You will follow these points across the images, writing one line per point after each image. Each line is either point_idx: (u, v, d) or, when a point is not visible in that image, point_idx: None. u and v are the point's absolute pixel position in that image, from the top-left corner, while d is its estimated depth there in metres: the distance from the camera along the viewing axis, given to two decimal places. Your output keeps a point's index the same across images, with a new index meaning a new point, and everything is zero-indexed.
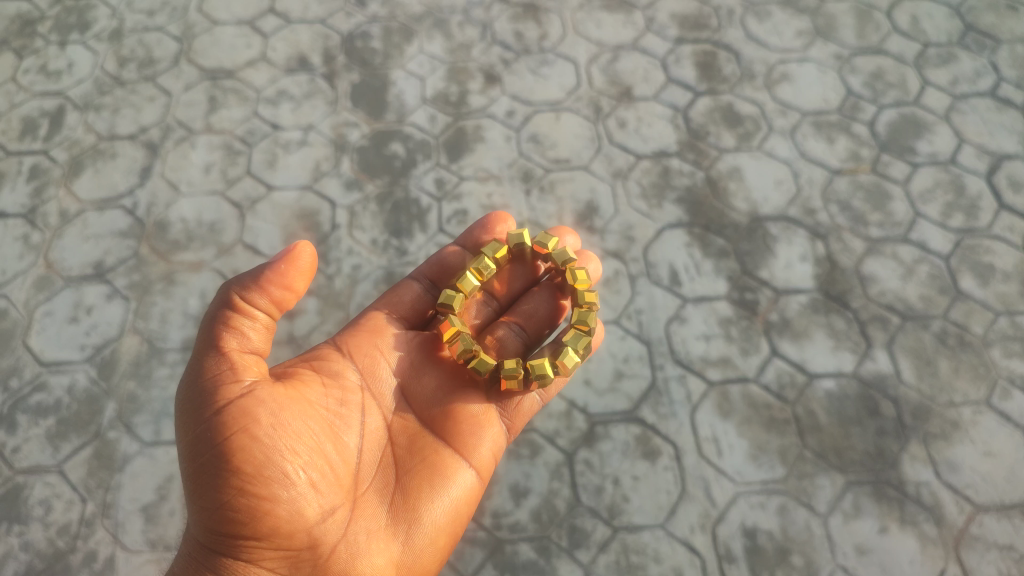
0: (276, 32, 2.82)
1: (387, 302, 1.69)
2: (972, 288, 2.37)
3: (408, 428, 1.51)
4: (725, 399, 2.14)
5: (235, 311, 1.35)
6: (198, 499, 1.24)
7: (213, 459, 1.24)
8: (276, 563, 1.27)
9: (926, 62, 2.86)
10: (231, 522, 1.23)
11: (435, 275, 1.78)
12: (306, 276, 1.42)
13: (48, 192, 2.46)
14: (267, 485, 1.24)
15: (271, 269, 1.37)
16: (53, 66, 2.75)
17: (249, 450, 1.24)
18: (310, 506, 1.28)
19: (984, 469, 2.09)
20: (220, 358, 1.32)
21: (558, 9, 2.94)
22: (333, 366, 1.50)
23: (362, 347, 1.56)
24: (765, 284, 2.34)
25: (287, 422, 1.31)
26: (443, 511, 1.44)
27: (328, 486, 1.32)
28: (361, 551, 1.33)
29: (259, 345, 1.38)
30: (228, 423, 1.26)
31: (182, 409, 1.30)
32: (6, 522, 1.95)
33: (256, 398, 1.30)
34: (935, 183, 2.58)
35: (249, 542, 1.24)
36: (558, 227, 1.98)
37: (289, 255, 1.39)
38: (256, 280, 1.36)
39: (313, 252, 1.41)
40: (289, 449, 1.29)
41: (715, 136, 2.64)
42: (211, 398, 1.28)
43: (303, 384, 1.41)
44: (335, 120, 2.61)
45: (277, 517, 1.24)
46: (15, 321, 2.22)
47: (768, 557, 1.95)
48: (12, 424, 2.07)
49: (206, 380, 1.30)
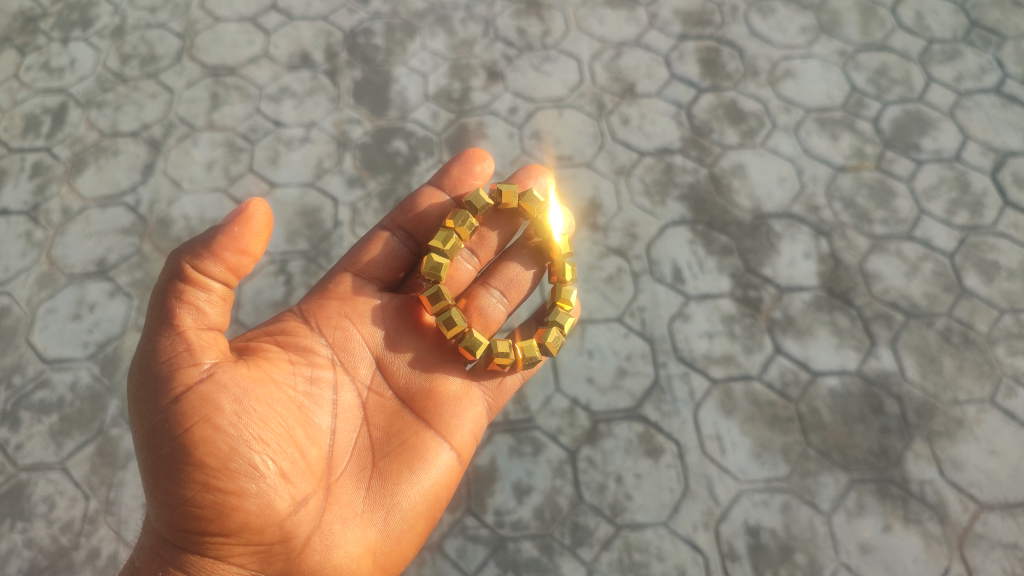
0: (279, 29, 2.82)
1: (359, 266, 1.65)
2: (976, 285, 2.36)
3: (383, 407, 1.51)
4: (728, 397, 2.14)
5: (188, 284, 1.30)
6: (160, 495, 1.21)
7: (174, 452, 1.20)
8: (246, 558, 1.27)
9: (930, 58, 2.84)
10: (197, 518, 1.21)
11: (413, 229, 1.75)
12: (262, 239, 1.36)
13: (50, 189, 2.46)
14: (233, 479, 1.22)
15: (224, 233, 1.31)
16: (55, 63, 2.75)
17: (213, 443, 1.22)
18: (280, 498, 1.27)
19: (988, 467, 2.08)
20: (175, 340, 1.27)
21: (560, 6, 2.93)
22: (301, 341, 1.47)
23: (330, 320, 1.53)
24: (768, 282, 2.34)
25: (252, 408, 1.28)
26: (420, 494, 1.45)
27: (299, 475, 1.31)
28: (335, 542, 1.33)
29: (216, 320, 1.34)
30: (188, 412, 1.22)
31: (137, 397, 1.26)
32: (10, 519, 1.96)
33: (217, 383, 1.26)
34: (940, 180, 2.57)
35: (216, 538, 1.23)
36: (529, 169, 1.95)
37: (241, 218, 1.32)
38: (209, 247, 1.30)
39: (268, 211, 1.35)
40: (256, 438, 1.27)
41: (719, 133, 2.63)
42: (167, 385, 1.24)
43: (270, 363, 1.38)
44: (337, 117, 2.61)
45: (246, 512, 1.23)
46: (18, 318, 2.23)
47: (771, 555, 1.95)
48: (15, 422, 2.07)
49: (161, 365, 1.26)
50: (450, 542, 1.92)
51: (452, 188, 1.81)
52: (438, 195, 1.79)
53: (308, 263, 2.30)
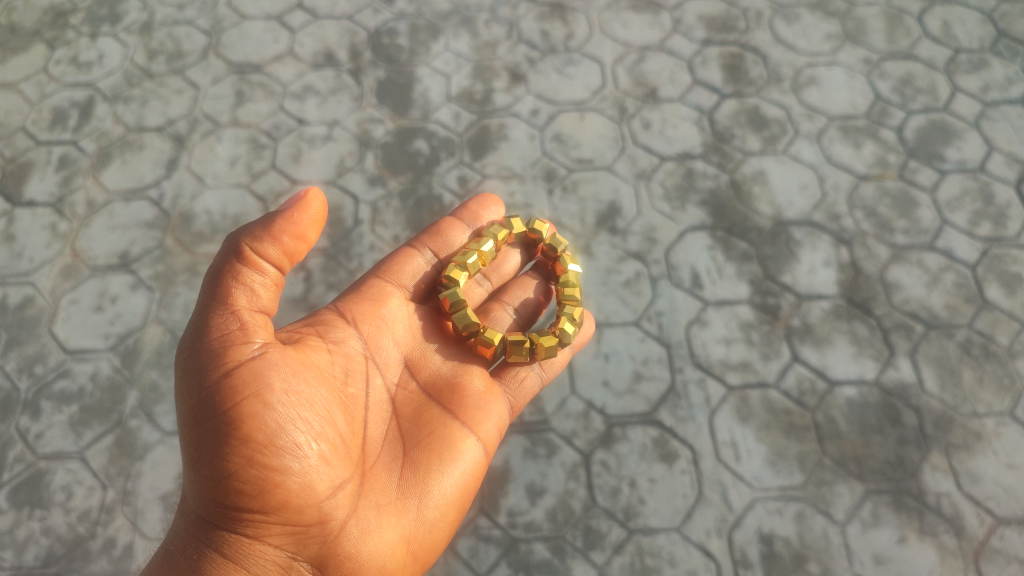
0: (304, 27, 2.84)
1: (391, 272, 1.68)
2: (998, 298, 2.34)
3: (413, 400, 1.54)
4: (744, 403, 2.13)
5: (246, 266, 1.33)
6: (203, 469, 1.22)
7: (221, 425, 1.22)
8: (282, 539, 1.27)
9: (956, 68, 2.82)
10: (238, 493, 1.22)
11: (439, 249, 1.78)
12: (316, 227, 1.43)
13: (76, 182, 2.49)
14: (278, 456, 1.24)
15: (283, 217, 1.37)
16: (84, 58, 2.78)
17: (260, 418, 1.24)
18: (321, 479, 1.28)
19: (1006, 481, 2.06)
20: (229, 319, 1.30)
21: (585, 9, 2.94)
22: (338, 333, 1.50)
23: (367, 316, 1.56)
24: (788, 289, 2.33)
25: (299, 389, 1.31)
26: (449, 486, 1.45)
27: (338, 459, 1.33)
28: (370, 528, 1.34)
29: (266, 302, 1.37)
30: (239, 386, 1.24)
31: (183, 372, 1.28)
32: (28, 507, 1.98)
33: (268, 362, 1.29)
34: (964, 191, 2.55)
35: (255, 516, 1.23)
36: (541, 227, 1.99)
37: (301, 204, 1.39)
38: (268, 229, 1.35)
39: (323, 200, 1.42)
40: (301, 419, 1.29)
41: (740, 139, 2.63)
42: (218, 360, 1.26)
43: (311, 349, 1.42)
44: (360, 116, 2.62)
45: (288, 490, 1.24)
46: (42, 308, 2.26)
47: (784, 563, 1.94)
48: (36, 410, 2.10)
49: (212, 342, 1.28)
50: (462, 542, 1.93)
51: (470, 218, 1.86)
52: (459, 225, 1.83)
53: (327, 260, 2.31)
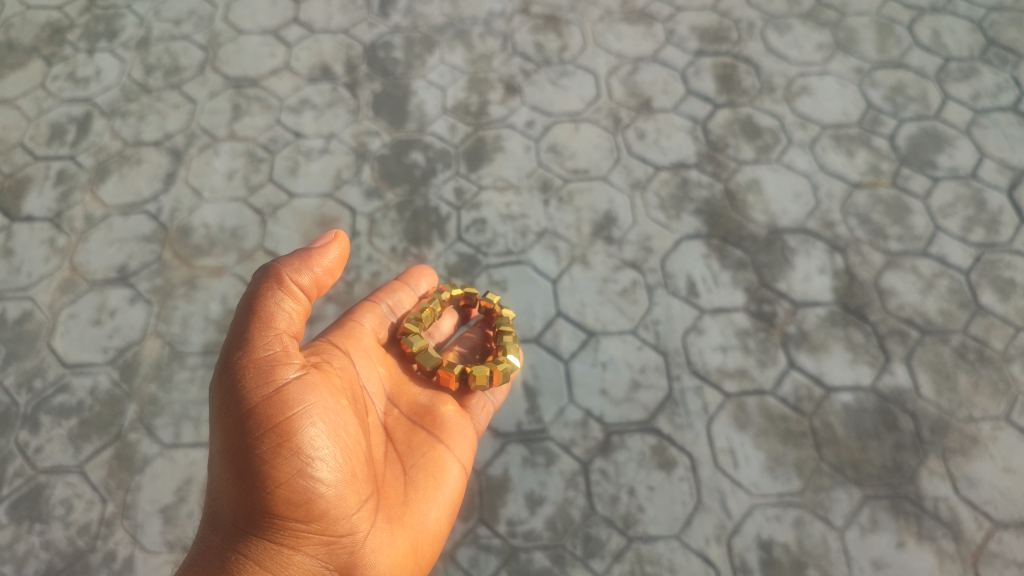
0: (300, 42, 2.86)
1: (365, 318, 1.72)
2: (992, 303, 2.36)
3: (410, 428, 1.59)
4: (741, 411, 2.14)
5: (287, 290, 1.36)
6: (251, 479, 1.21)
7: (272, 437, 1.22)
8: (315, 550, 1.28)
9: (947, 76, 2.85)
10: (286, 503, 1.23)
11: (394, 306, 1.80)
12: (340, 265, 1.48)
13: (74, 197, 2.51)
14: (325, 469, 1.25)
15: (319, 251, 1.44)
16: (81, 74, 2.80)
17: (310, 432, 1.25)
18: (359, 493, 1.31)
19: (1002, 484, 2.07)
20: (274, 338, 1.30)
21: (578, 21, 2.96)
22: (344, 361, 1.52)
23: (358, 351, 1.60)
24: (783, 296, 2.34)
25: (336, 407, 1.34)
26: (450, 505, 1.53)
27: (368, 475, 1.36)
28: (392, 541, 1.37)
29: (301, 326, 1.39)
30: (291, 401, 1.25)
31: (225, 386, 1.25)
32: (28, 521, 1.98)
33: (311, 381, 1.31)
34: (956, 198, 2.57)
35: (298, 526, 1.25)
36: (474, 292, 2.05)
37: (333, 242, 1.47)
38: (307, 259, 1.41)
39: (350, 242, 1.51)
40: (341, 436, 1.31)
41: (734, 148, 2.65)
42: (268, 376, 1.26)
43: (333, 372, 1.43)
44: (356, 129, 2.64)
45: (331, 502, 1.26)
46: (41, 323, 2.26)
47: (784, 569, 1.94)
48: (35, 424, 2.10)
49: (261, 357, 1.27)
50: (462, 552, 1.93)
51: (412, 283, 1.89)
52: (404, 288, 1.86)
53: None
